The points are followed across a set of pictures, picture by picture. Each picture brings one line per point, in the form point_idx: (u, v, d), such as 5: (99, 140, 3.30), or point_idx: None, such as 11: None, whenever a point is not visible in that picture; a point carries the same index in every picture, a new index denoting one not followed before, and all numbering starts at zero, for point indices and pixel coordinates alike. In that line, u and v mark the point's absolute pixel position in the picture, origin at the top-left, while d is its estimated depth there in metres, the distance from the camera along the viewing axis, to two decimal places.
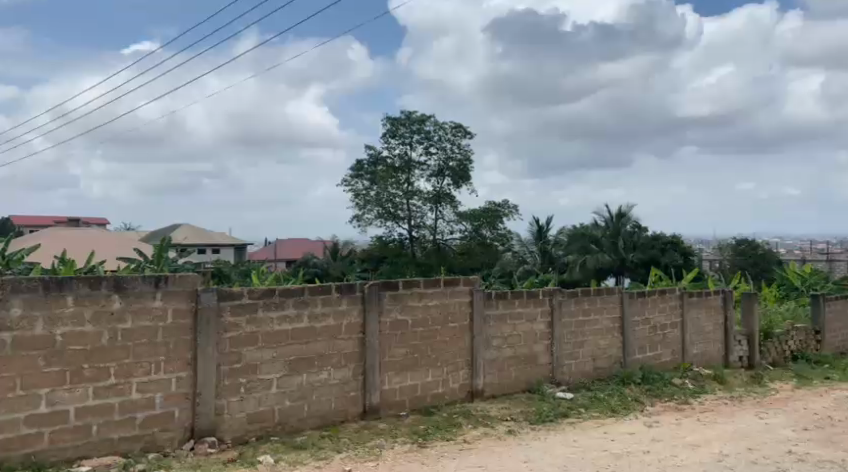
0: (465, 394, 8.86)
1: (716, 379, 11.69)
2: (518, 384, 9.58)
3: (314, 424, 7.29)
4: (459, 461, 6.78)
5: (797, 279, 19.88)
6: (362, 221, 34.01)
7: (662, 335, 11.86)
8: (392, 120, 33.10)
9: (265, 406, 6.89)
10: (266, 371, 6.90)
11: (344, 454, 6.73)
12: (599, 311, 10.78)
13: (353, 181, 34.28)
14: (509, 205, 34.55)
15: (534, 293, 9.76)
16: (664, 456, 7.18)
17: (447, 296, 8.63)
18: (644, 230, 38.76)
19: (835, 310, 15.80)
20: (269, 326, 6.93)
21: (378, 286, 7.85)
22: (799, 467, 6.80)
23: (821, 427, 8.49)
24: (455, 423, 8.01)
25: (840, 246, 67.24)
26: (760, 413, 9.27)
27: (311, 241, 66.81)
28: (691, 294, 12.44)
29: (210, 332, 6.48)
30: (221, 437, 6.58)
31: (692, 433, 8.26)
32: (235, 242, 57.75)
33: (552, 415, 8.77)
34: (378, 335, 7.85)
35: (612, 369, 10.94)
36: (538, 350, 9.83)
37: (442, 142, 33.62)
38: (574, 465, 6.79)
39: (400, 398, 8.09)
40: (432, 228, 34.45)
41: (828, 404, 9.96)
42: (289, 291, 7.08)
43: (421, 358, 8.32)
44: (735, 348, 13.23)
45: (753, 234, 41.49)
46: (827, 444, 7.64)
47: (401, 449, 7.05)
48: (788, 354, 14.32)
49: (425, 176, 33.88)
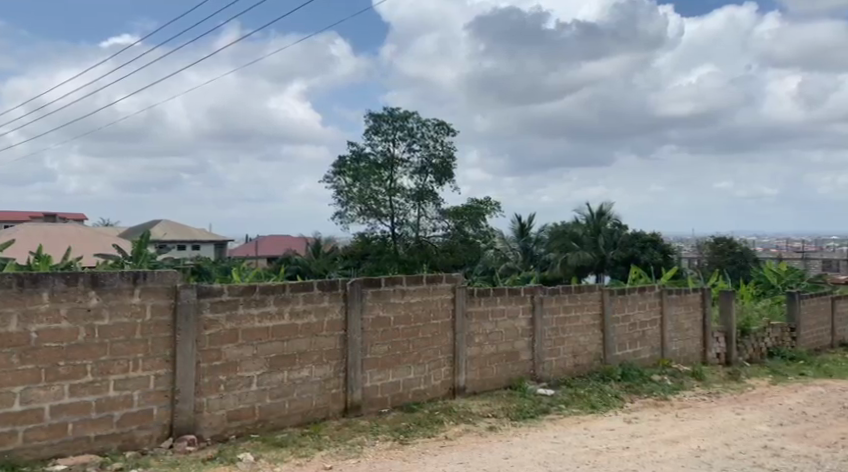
0: (447, 391, 8.89)
1: (694, 376, 11.82)
2: (499, 380, 9.63)
3: (295, 421, 7.29)
4: (440, 457, 6.80)
5: (774, 277, 20.13)
6: (344, 218, 33.93)
7: (642, 332, 11.95)
8: (374, 117, 33.04)
9: (244, 404, 6.86)
10: (246, 368, 6.88)
11: (326, 451, 6.73)
12: (580, 308, 10.84)
13: (336, 178, 34.20)
14: (491, 202, 34.64)
15: (515, 290, 9.81)
16: (643, 452, 7.24)
17: (429, 293, 8.65)
18: (624, 227, 39.06)
19: (811, 308, 16.01)
20: (250, 324, 6.90)
21: (361, 282, 7.84)
22: (776, 462, 6.88)
23: (797, 422, 8.60)
24: (437, 420, 8.04)
25: (817, 246, 65.37)
26: (737, 409, 9.39)
27: (292, 239, 66.52)
28: (671, 291, 12.55)
29: (189, 329, 6.44)
30: (201, 435, 6.55)
31: (671, 429, 8.33)
32: (215, 239, 57.31)
33: (533, 412, 8.83)
34: (360, 332, 7.85)
35: (592, 365, 11.02)
36: (520, 347, 9.89)
37: (425, 139, 33.60)
38: (556, 461, 6.84)
39: (382, 395, 8.10)
40: (415, 225, 34.37)
41: (803, 400, 10.11)
42: (271, 288, 7.06)
43: (403, 355, 8.33)
44: (713, 345, 13.37)
45: (731, 233, 41.85)
46: (802, 439, 7.74)
47: (382, 446, 7.06)
48: (765, 351, 14.49)
49: (407, 173, 33.85)
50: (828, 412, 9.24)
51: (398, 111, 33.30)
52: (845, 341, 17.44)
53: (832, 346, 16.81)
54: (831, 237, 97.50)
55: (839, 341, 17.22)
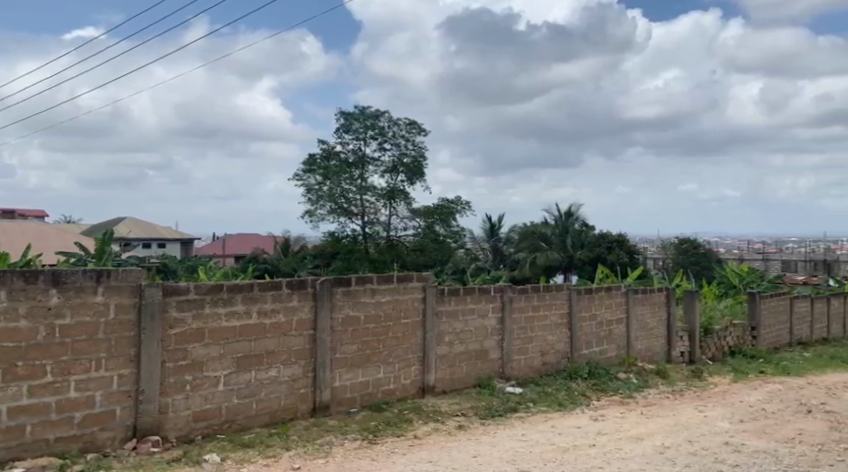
0: (416, 390, 8.91)
1: (659, 374, 11.98)
2: (469, 379, 9.67)
3: (262, 422, 7.26)
4: (409, 456, 6.84)
5: (735, 277, 20.52)
6: (314, 217, 33.79)
7: (608, 330, 12.10)
8: (345, 116, 32.95)
9: (210, 404, 6.82)
10: (212, 368, 6.83)
11: (293, 451, 6.72)
12: (548, 307, 10.95)
13: (306, 176, 34.04)
14: (462, 202, 34.80)
15: (485, 289, 9.87)
16: (608, 449, 7.35)
17: (400, 292, 8.67)
18: (592, 228, 39.54)
19: (770, 307, 16.36)
20: (217, 323, 6.86)
21: (330, 281, 7.83)
22: (736, 457, 7.02)
23: (757, 419, 8.79)
24: (406, 419, 8.07)
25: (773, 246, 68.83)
26: (700, 406, 9.56)
27: (260, 237, 66.10)
28: (637, 291, 12.73)
29: (154, 329, 6.38)
30: (166, 436, 6.50)
31: (635, 426, 8.44)
32: (181, 237, 56.66)
33: (501, 410, 8.90)
34: (329, 331, 7.84)
35: (560, 364, 11.13)
36: (489, 346, 9.95)
37: (397, 138, 33.59)
38: (522, 458, 6.92)
39: (351, 394, 8.10)
40: (386, 225, 34.32)
41: (763, 397, 10.33)
42: (238, 287, 7.02)
43: (373, 355, 8.34)
44: (677, 344, 13.59)
45: (695, 234, 42.56)
46: (761, 435, 7.91)
47: (351, 445, 7.06)
48: (727, 349, 14.76)
49: (378, 171, 33.82)
50: (786, 409, 9.45)
51: (369, 110, 33.26)
52: (802, 340, 17.85)
53: (790, 344, 17.19)
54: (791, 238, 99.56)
55: (798, 340, 17.62)
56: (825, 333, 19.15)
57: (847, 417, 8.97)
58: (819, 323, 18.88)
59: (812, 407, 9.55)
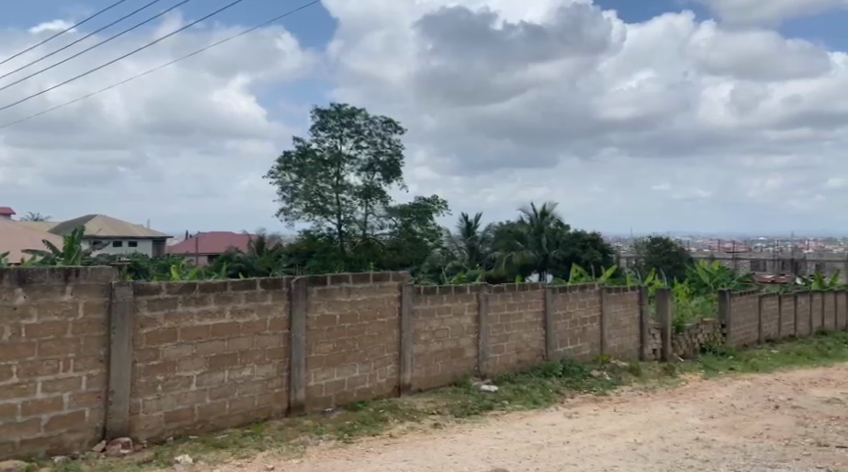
0: (392, 389, 8.91)
1: (632, 372, 12.11)
2: (445, 377, 9.69)
3: (236, 422, 7.21)
4: (384, 455, 6.83)
5: (706, 276, 20.77)
6: (289, 215, 33.62)
7: (582, 328, 12.20)
8: (321, 113, 32.81)
9: (183, 404, 6.77)
10: (185, 368, 6.77)
11: (268, 451, 6.69)
12: (523, 305, 11.00)
13: (281, 174, 33.87)
14: (438, 200, 34.85)
15: (462, 287, 9.89)
16: (582, 446, 7.40)
17: (376, 291, 8.66)
18: (566, 227, 39.82)
19: (740, 305, 16.60)
20: (190, 322, 6.80)
21: (305, 281, 7.81)
22: (706, 453, 7.11)
23: (726, 415, 8.92)
24: (382, 418, 8.06)
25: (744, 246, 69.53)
26: (671, 403, 9.68)
27: (234, 235, 65.62)
28: (610, 289, 12.84)
29: (125, 328, 6.31)
30: (137, 437, 6.43)
31: (609, 423, 8.53)
32: (153, 235, 56.08)
33: (477, 408, 8.94)
34: (304, 331, 7.81)
35: (535, 362, 11.19)
36: (465, 344, 9.98)
37: (373, 136, 33.52)
38: (498, 456, 6.95)
39: (326, 394, 8.07)
40: (362, 223, 34.25)
41: (732, 393, 10.49)
42: (211, 286, 6.97)
43: (349, 354, 8.33)
44: (650, 342, 13.73)
45: (667, 233, 43.03)
46: (730, 431, 8.02)
47: (326, 445, 7.04)
48: (698, 347, 14.95)
49: (355, 170, 33.73)
50: (754, 404, 9.60)
51: (345, 107, 33.14)
52: (770, 337, 18.14)
53: (759, 341, 17.46)
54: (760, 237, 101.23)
55: (766, 337, 17.91)
56: (792, 330, 19.49)
57: (812, 412, 9.14)
58: (787, 320, 19.21)
59: (780, 402, 9.71)
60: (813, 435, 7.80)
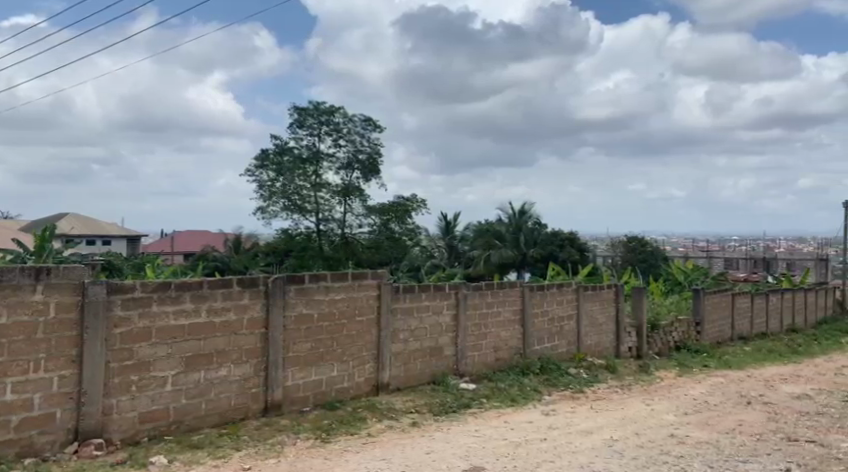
0: (370, 388, 8.90)
1: (608, 369, 12.21)
2: (423, 376, 9.69)
3: (212, 422, 7.16)
4: (362, 455, 6.80)
5: (681, 275, 21.01)
6: (267, 213, 33.44)
7: (559, 327, 12.27)
8: (299, 111, 32.67)
9: (158, 405, 6.71)
10: (160, 368, 6.72)
11: (244, 452, 6.65)
12: (501, 304, 11.04)
13: (259, 172, 33.66)
14: (417, 200, 34.84)
15: (440, 286, 9.91)
16: (560, 443, 7.45)
17: (354, 290, 8.64)
18: (544, 226, 40.02)
19: (714, 304, 16.79)
20: (165, 322, 6.74)
21: (283, 280, 7.77)
22: (681, 449, 7.18)
23: (701, 411, 9.02)
24: (360, 417, 8.04)
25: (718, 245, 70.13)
26: (647, 400, 9.77)
27: (209, 234, 65.21)
28: (587, 287, 12.92)
29: (98, 328, 6.25)
30: (110, 438, 6.36)
31: (585, 420, 8.58)
32: (128, 234, 55.56)
33: (455, 406, 8.96)
34: (282, 330, 7.78)
35: (513, 360, 11.23)
36: (444, 342, 10.00)
37: (352, 134, 33.43)
38: (476, 453, 6.98)
39: (304, 393, 8.05)
40: (341, 222, 34.15)
41: (706, 390, 10.62)
42: (186, 285, 6.92)
43: (327, 353, 8.30)
44: (626, 339, 13.85)
45: (643, 233, 43.41)
46: (704, 427, 8.12)
47: (303, 445, 7.02)
48: (673, 345, 15.10)
49: (333, 168, 33.60)
50: (727, 401, 9.73)
51: (324, 105, 33.03)
52: (743, 335, 18.37)
53: (732, 339, 17.68)
54: (733, 236, 102.47)
55: (739, 334, 18.13)
56: (764, 328, 19.76)
57: (783, 408, 9.28)
58: (759, 318, 19.47)
59: (752, 399, 9.85)
60: (784, 431, 7.92)
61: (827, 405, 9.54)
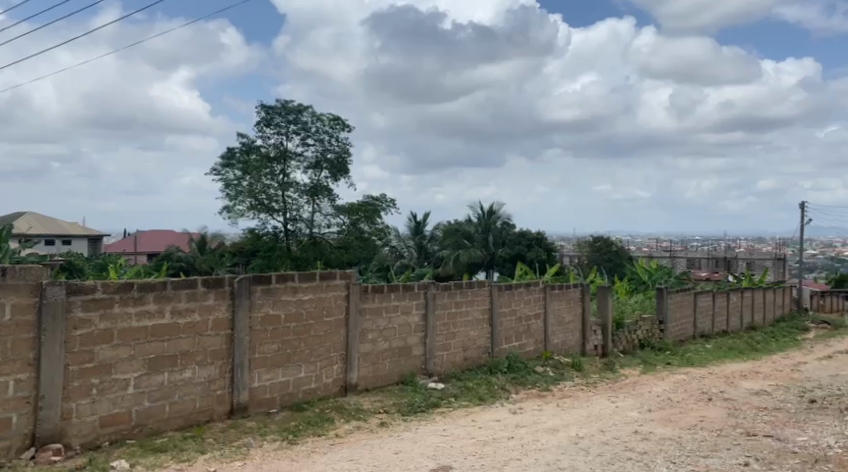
0: (338, 389, 8.85)
1: (574, 367, 12.31)
2: (392, 376, 9.66)
3: (176, 425, 7.06)
4: (330, 456, 6.78)
5: (645, 274, 21.28)
6: (233, 213, 33.11)
7: (526, 325, 12.34)
8: (267, 109, 32.37)
9: (119, 408, 6.59)
10: (122, 370, 6.60)
11: (209, 455, 6.56)
12: (470, 303, 11.06)
13: (225, 171, 33.31)
14: (387, 199, 34.79)
15: (409, 286, 9.90)
16: (526, 441, 7.48)
17: (322, 290, 8.59)
18: (512, 226, 40.31)
19: (677, 303, 17.03)
20: (127, 323, 6.63)
21: (249, 280, 7.69)
22: (644, 445, 7.26)
23: (663, 408, 9.14)
24: (328, 418, 7.99)
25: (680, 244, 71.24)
26: (612, 397, 9.86)
27: (174, 233, 64.40)
28: (554, 287, 13.01)
29: (56, 330, 6.12)
30: (69, 443, 6.24)
31: (552, 418, 8.65)
32: (89, 234, 54.59)
33: (423, 406, 8.95)
34: (249, 331, 7.70)
35: (481, 359, 11.26)
36: (412, 342, 9.97)
37: (320, 134, 33.26)
38: (445, 453, 6.98)
39: (271, 395, 7.97)
40: (309, 221, 33.99)
41: (669, 387, 10.76)
42: (150, 286, 6.81)
43: (294, 354, 8.24)
44: (591, 338, 13.98)
45: (608, 233, 43.91)
46: (667, 423, 8.22)
47: (270, 447, 6.94)
48: (637, 342, 15.28)
49: (301, 167, 33.39)
50: (689, 397, 9.88)
51: (292, 104, 32.80)
52: (705, 332, 18.67)
53: (694, 336, 17.95)
54: (696, 236, 104.22)
55: (700, 332, 18.41)
56: (725, 326, 20.09)
57: (743, 404, 9.46)
58: (720, 316, 19.80)
59: (713, 395, 10.02)
60: (743, 426, 8.06)
61: (784, 400, 9.75)
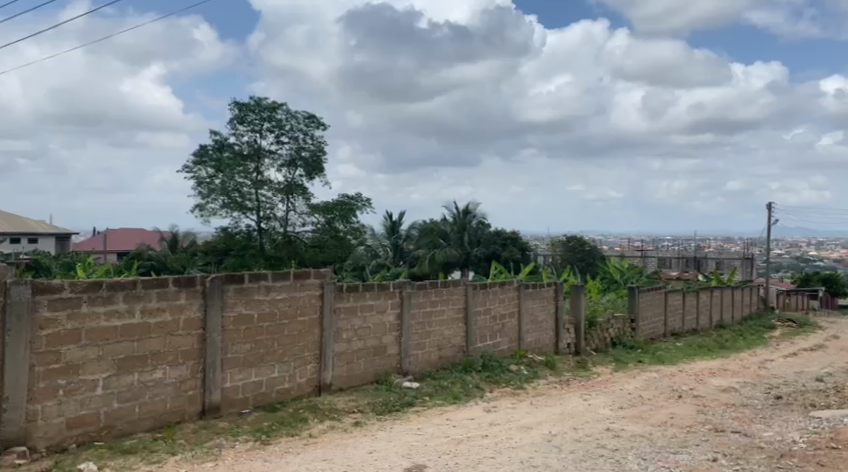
0: (312, 389, 8.79)
1: (547, 365, 12.36)
2: (366, 375, 9.62)
3: (146, 426, 6.96)
4: (303, 455, 6.73)
5: (617, 273, 21.44)
6: (205, 211, 32.78)
7: (501, 324, 12.37)
8: (240, 106, 32.06)
9: (87, 409, 6.48)
10: (90, 370, 6.49)
11: (180, 455, 6.49)
12: (445, 302, 11.05)
13: (197, 169, 32.95)
14: (362, 198, 34.70)
15: (384, 285, 9.87)
16: (500, 440, 7.49)
17: (296, 289, 8.52)
18: (487, 226, 40.47)
19: (648, 301, 17.18)
20: (96, 323, 6.52)
21: (221, 279, 7.60)
22: (616, 442, 7.30)
23: (634, 405, 9.21)
24: (301, 418, 7.93)
25: (651, 244, 72.13)
26: (585, 395, 9.92)
27: (144, 232, 63.58)
28: (528, 286, 13.06)
29: (21, 330, 6.00)
30: (34, 446, 6.11)
31: (526, 416, 8.67)
32: (56, 232, 53.67)
33: (398, 405, 8.92)
34: (221, 331, 7.61)
35: (456, 357, 11.26)
36: (387, 342, 9.95)
37: (295, 132, 33.06)
38: (418, 452, 6.94)
39: (243, 395, 7.89)
40: (283, 220, 33.81)
41: (641, 384, 10.85)
42: (119, 285, 6.70)
43: (267, 354, 8.16)
44: (564, 336, 14.05)
45: (582, 233, 44.25)
46: (638, 420, 8.29)
47: (242, 447, 6.87)
48: (609, 341, 15.39)
49: (275, 165, 33.16)
50: (660, 394, 9.98)
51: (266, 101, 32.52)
52: (675, 331, 18.86)
53: (664, 335, 18.12)
54: (666, 236, 105.47)
55: (671, 330, 18.59)
56: (694, 324, 20.31)
57: (712, 400, 9.58)
58: (689, 315, 20.01)
59: (683, 392, 10.12)
60: (712, 422, 8.15)
61: (751, 397, 9.88)
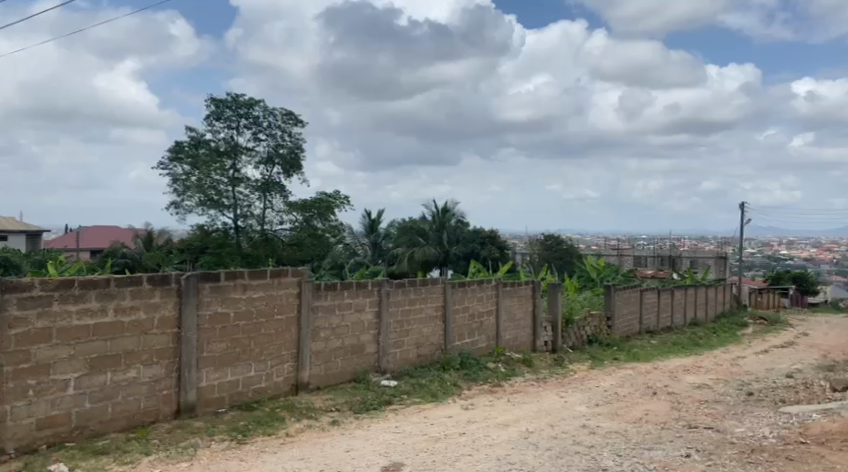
0: (289, 388, 8.73)
1: (525, 363, 12.40)
2: (344, 374, 9.56)
3: (119, 426, 6.86)
4: (279, 455, 6.66)
5: (594, 271, 21.56)
6: (181, 208, 32.46)
7: (479, 322, 12.38)
8: (217, 102, 31.77)
9: (58, 410, 6.38)
10: (61, 370, 6.38)
11: (154, 456, 6.40)
12: (424, 300, 11.03)
13: (172, 165, 32.59)
14: (341, 196, 34.57)
15: (362, 283, 9.82)
16: (478, 437, 7.49)
17: (273, 287, 8.45)
18: (466, 224, 40.55)
19: (624, 299, 17.30)
20: (66, 322, 6.41)
21: (197, 277, 7.50)
22: (591, 439, 7.33)
23: (610, 402, 9.26)
24: (278, 417, 7.86)
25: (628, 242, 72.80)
26: (561, 392, 9.96)
27: (118, 229, 62.86)
28: (506, 284, 13.09)
29: None
30: (3, 447, 6.00)
31: (503, 413, 8.67)
32: (27, 229, 52.89)
33: (376, 403, 8.89)
34: (196, 330, 7.52)
35: (434, 355, 11.25)
36: (365, 340, 9.90)
37: (272, 129, 32.83)
38: (396, 450, 6.91)
39: (219, 394, 7.81)
40: (260, 218, 33.60)
41: (616, 381, 10.91)
42: (92, 283, 6.60)
43: (244, 353, 8.09)
44: (541, 334, 14.10)
45: (559, 232, 44.51)
46: (613, 417, 8.33)
47: (218, 447, 6.80)
48: (585, 338, 15.47)
49: (252, 163, 32.91)
50: (636, 391, 10.04)
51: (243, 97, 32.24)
52: (650, 328, 19.02)
53: (640, 333, 18.27)
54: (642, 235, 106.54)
55: (646, 329, 18.75)
56: (669, 322, 20.51)
57: (686, 397, 9.67)
58: (665, 312, 20.20)
59: (658, 389, 10.20)
60: (685, 418, 8.22)
61: (724, 393, 9.98)
